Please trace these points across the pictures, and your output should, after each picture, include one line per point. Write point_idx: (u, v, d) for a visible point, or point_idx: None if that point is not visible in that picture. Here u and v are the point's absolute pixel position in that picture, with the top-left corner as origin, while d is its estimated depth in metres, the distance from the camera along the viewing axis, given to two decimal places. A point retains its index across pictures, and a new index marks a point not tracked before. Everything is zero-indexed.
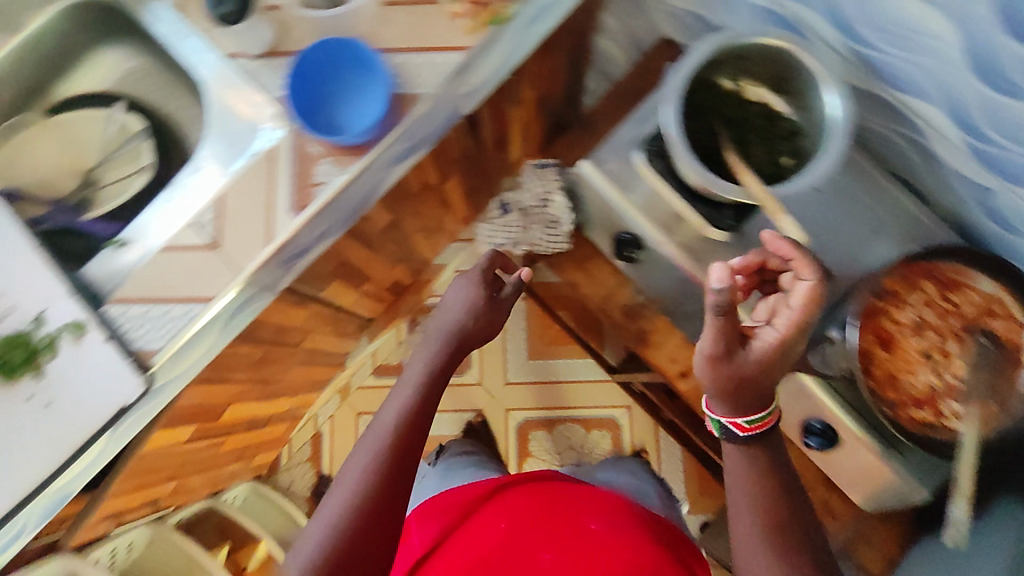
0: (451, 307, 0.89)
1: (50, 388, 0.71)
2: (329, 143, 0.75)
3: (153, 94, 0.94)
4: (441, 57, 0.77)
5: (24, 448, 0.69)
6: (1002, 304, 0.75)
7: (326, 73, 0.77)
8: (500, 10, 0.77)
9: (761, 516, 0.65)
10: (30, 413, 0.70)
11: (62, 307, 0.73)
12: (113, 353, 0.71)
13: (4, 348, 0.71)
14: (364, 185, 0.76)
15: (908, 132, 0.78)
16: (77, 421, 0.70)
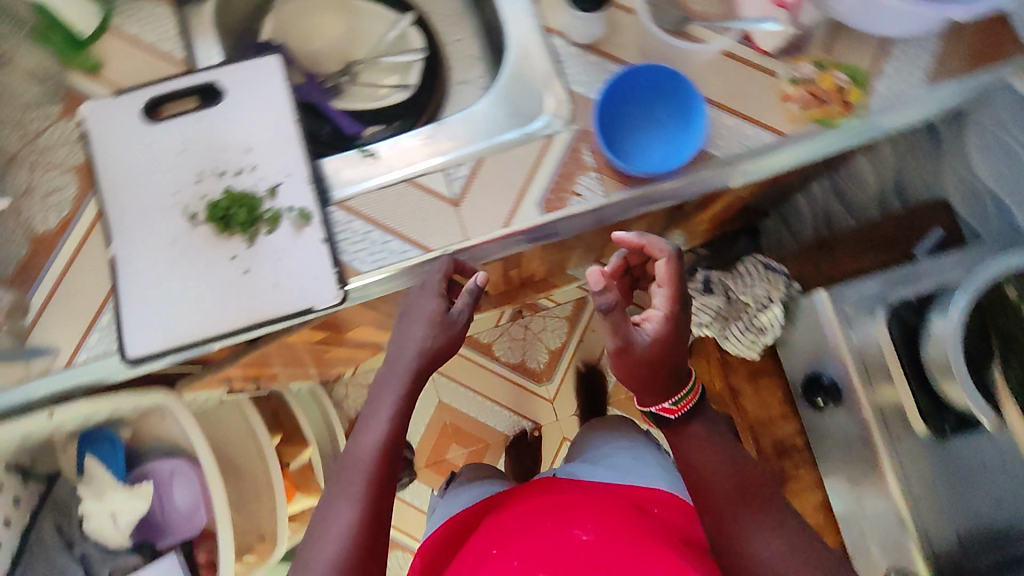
0: (423, 324, 0.69)
1: (255, 258, 0.72)
2: (604, 160, 0.72)
3: (439, 13, 0.92)
4: (751, 130, 0.70)
5: (209, 300, 0.71)
6: None
7: (643, 95, 0.72)
8: (834, 113, 0.70)
9: (708, 468, 0.69)
10: (228, 272, 0.71)
11: (296, 190, 0.73)
12: (323, 255, 0.72)
13: (232, 202, 0.72)
14: (615, 214, 0.73)
15: None
16: (265, 301, 0.71)
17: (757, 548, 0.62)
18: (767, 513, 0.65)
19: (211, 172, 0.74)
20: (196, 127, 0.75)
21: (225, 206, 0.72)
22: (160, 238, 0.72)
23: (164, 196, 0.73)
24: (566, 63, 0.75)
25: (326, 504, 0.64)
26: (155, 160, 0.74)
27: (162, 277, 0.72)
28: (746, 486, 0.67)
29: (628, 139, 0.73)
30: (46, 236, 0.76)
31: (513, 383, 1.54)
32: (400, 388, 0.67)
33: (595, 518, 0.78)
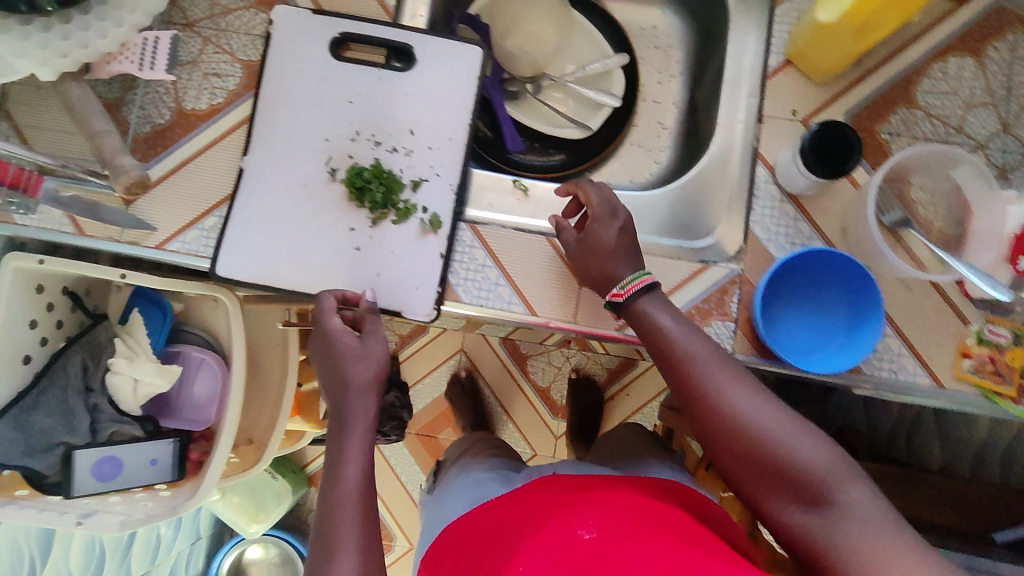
0: (353, 358, 0.64)
1: (372, 240, 0.70)
2: (747, 310, 0.67)
3: (652, 61, 0.85)
4: (908, 364, 0.65)
5: (312, 258, 0.70)
6: None
7: (826, 283, 0.65)
8: (1000, 390, 0.64)
9: (676, 338, 0.61)
10: (341, 240, 0.70)
11: (438, 193, 0.71)
12: (435, 269, 0.70)
13: (376, 176, 0.70)
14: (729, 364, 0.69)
15: None
16: (361, 284, 0.70)
17: (741, 408, 0.57)
18: (728, 362, 0.60)
19: (369, 136, 0.71)
20: (375, 85, 0.72)
21: (368, 178, 0.70)
22: (295, 176, 0.71)
23: (316, 138, 0.71)
24: (759, 199, 0.68)
25: (318, 553, 0.56)
26: (324, 99, 0.72)
27: (280, 214, 0.70)
28: (696, 350, 0.61)
29: (784, 314, 0.67)
30: (191, 114, 0.74)
31: (528, 400, 1.53)
32: (348, 396, 0.63)
33: (596, 509, 0.65)
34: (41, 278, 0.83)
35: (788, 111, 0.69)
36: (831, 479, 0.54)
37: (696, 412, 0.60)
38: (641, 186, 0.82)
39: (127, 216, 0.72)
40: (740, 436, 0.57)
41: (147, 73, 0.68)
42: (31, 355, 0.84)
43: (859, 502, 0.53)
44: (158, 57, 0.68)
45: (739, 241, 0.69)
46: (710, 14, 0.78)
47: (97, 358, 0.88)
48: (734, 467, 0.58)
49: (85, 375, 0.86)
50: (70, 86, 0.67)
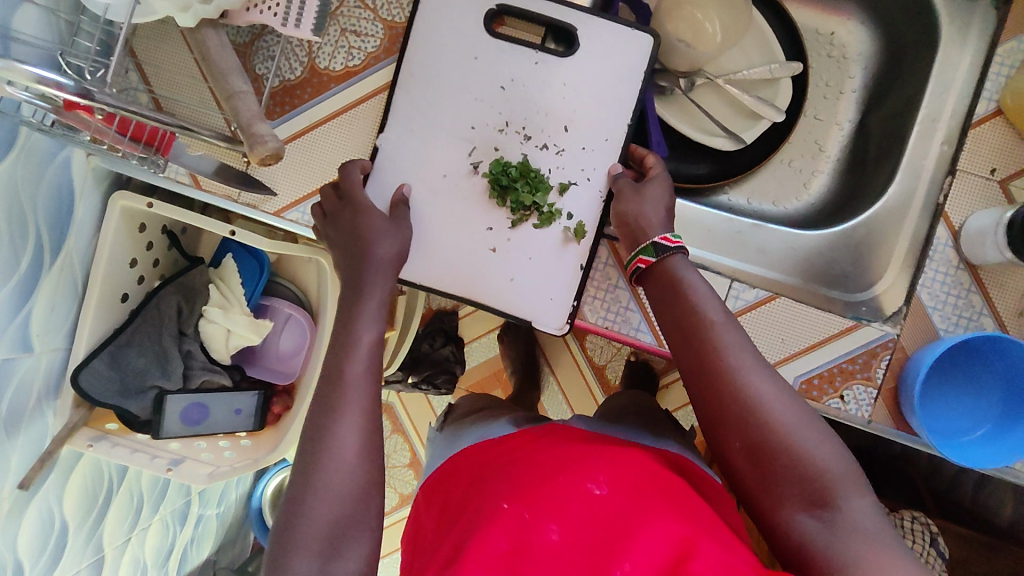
0: (381, 236, 0.62)
1: (509, 240, 0.67)
2: (896, 372, 0.63)
3: (823, 72, 0.77)
4: None
5: (445, 252, 0.67)
6: None
7: (988, 369, 0.61)
8: None
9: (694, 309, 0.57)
10: (478, 240, 0.67)
11: (585, 197, 0.67)
12: (571, 283, 0.68)
13: (522, 175, 0.66)
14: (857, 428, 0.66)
15: None
16: (494, 290, 0.68)
17: (757, 390, 0.52)
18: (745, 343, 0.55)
19: (518, 129, 0.67)
20: (532, 71, 0.67)
21: (516, 176, 0.66)
22: (434, 165, 0.67)
23: (459, 126, 0.67)
24: (934, 262, 0.62)
25: (309, 439, 0.55)
26: (471, 80, 0.67)
27: (418, 202, 0.67)
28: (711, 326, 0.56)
29: (938, 397, 0.63)
30: (324, 74, 0.68)
31: (581, 374, 1.51)
32: (368, 274, 0.61)
33: (606, 460, 0.62)
34: (144, 217, 0.80)
35: (987, 167, 0.62)
36: (839, 484, 0.49)
37: (705, 387, 0.55)
38: (786, 211, 0.76)
39: (246, 179, 0.67)
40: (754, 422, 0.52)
41: (290, 32, 0.62)
42: (129, 294, 0.81)
43: (863, 512, 0.48)
44: (304, 18, 0.62)
45: (900, 302, 0.64)
46: (917, 31, 0.68)
47: (191, 302, 0.85)
48: (738, 452, 0.53)
49: (179, 318, 0.84)
50: (207, 34, 0.61)
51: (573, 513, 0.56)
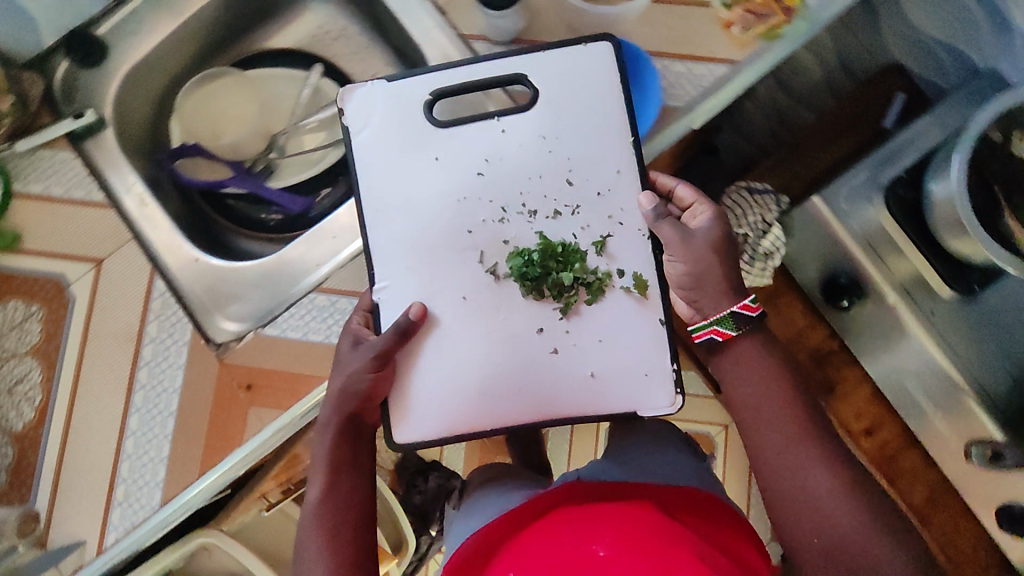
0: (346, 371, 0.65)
1: (565, 329, 0.67)
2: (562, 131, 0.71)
3: (340, 49, 0.90)
4: (702, 67, 0.72)
5: (468, 389, 0.66)
6: None
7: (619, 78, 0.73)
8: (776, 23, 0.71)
9: (751, 398, 0.67)
10: (531, 345, 0.66)
11: (627, 246, 0.68)
12: (661, 353, 0.67)
13: (546, 253, 0.66)
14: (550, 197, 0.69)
15: None
16: (577, 389, 0.66)
17: (815, 486, 0.63)
18: (828, 440, 0.65)
19: (501, 212, 0.67)
20: (500, 139, 0.68)
21: (541, 261, 0.66)
22: (457, 286, 0.66)
23: (459, 235, 0.67)
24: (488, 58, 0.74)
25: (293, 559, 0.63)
26: (433, 175, 0.67)
27: (445, 338, 0.66)
28: (780, 414, 0.66)
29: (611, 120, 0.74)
30: (26, 432, 0.70)
31: None
32: (337, 417, 0.65)
33: (618, 521, 0.59)
34: None
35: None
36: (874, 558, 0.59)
37: (783, 465, 0.64)
38: None
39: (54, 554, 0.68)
40: (785, 463, 0.64)
41: None
42: None
43: None
44: None
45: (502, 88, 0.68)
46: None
47: None
48: (812, 547, 0.61)
49: None
50: None
51: None
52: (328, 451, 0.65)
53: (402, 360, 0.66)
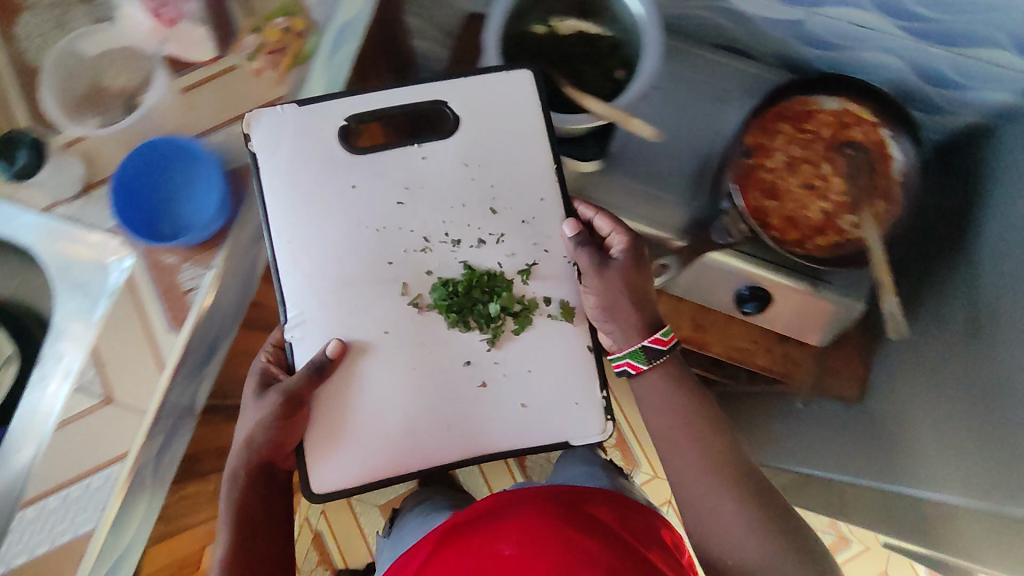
0: (246, 413, 0.63)
1: (501, 364, 0.65)
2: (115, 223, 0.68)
3: None
4: None
5: (378, 442, 0.64)
6: (848, 114, 0.76)
7: None
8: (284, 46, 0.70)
9: (661, 426, 0.65)
10: (462, 374, 0.64)
11: (554, 269, 0.66)
12: (576, 377, 0.66)
13: (467, 282, 0.65)
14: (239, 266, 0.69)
15: (870, 48, 0.76)
16: (509, 420, 0.65)
17: (712, 523, 0.60)
18: (719, 476, 0.61)
19: (428, 242, 0.65)
20: (420, 166, 0.66)
21: (464, 290, 0.65)
22: (374, 324, 0.64)
23: (377, 266, 0.64)
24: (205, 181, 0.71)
25: None
26: (361, 205, 0.65)
27: (367, 368, 0.63)
28: (693, 478, 0.62)
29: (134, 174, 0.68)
30: None
31: None
32: (239, 462, 0.62)
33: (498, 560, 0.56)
34: None
35: None
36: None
37: (692, 496, 0.62)
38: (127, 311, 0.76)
39: None
40: (697, 501, 0.61)
41: None
42: None
43: None
44: None
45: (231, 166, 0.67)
46: None
47: None
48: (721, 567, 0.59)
49: None
50: None
51: None
52: (233, 494, 0.63)
53: (317, 401, 0.63)
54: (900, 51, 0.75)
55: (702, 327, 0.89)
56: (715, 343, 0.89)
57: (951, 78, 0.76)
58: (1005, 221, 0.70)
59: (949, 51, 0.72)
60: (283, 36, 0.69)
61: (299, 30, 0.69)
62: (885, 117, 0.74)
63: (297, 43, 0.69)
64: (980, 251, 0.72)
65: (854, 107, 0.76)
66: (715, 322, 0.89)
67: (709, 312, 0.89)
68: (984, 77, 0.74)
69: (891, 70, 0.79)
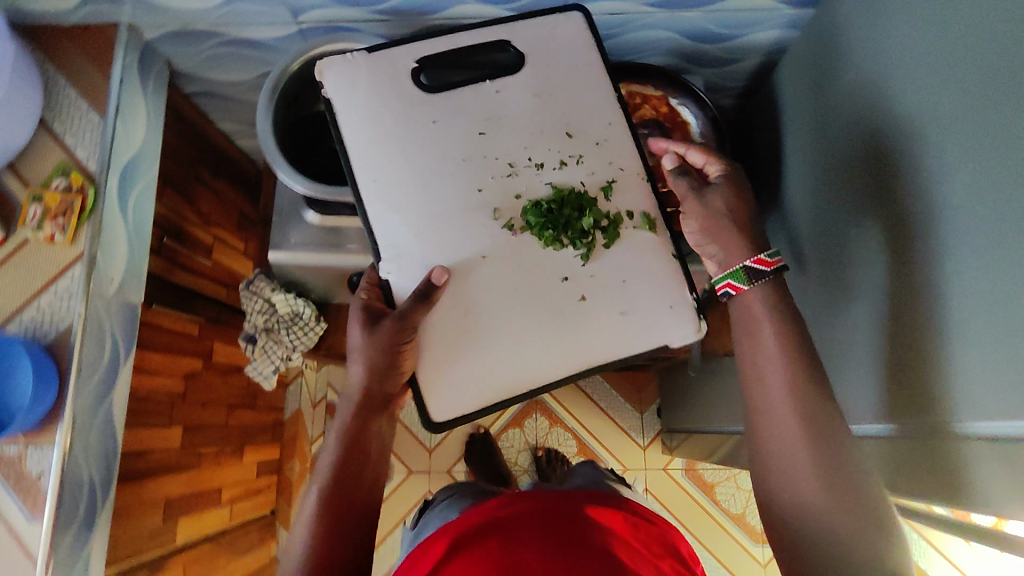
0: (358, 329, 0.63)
1: (592, 279, 0.64)
2: None
3: None
4: None
5: (505, 336, 0.64)
6: (633, 96, 0.78)
7: None
8: (81, 206, 0.69)
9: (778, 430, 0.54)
10: (561, 294, 0.64)
11: (631, 188, 0.67)
12: (677, 283, 0.65)
13: (556, 200, 0.65)
14: (89, 433, 0.68)
15: (635, 30, 0.78)
16: (607, 328, 0.64)
17: (794, 471, 0.53)
18: (843, 448, 0.52)
19: (528, 163, 0.67)
20: (495, 99, 0.68)
21: (555, 207, 0.65)
22: (470, 249, 0.64)
23: (468, 194, 0.65)
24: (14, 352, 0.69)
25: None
26: (447, 142, 0.67)
27: (466, 286, 0.64)
28: (809, 438, 0.53)
29: None
30: None
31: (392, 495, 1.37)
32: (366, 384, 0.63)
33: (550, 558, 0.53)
34: None
35: None
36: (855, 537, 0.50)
37: (784, 456, 0.54)
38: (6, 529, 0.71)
39: None
40: (775, 462, 0.54)
41: None
42: None
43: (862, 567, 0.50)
44: None
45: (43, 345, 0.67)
46: None
47: None
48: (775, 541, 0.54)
49: None
50: None
51: None
52: (345, 432, 0.65)
53: (426, 335, 0.64)
54: (658, 25, 0.78)
55: None
56: None
57: (716, 31, 0.79)
58: (858, 64, 0.62)
59: (706, 12, 0.76)
60: (62, 197, 0.69)
61: (77, 187, 0.70)
62: (665, 89, 0.78)
63: (77, 199, 0.69)
64: (844, 106, 0.65)
65: (636, 87, 0.78)
66: None
67: None
68: (746, 23, 0.77)
69: (662, 46, 0.82)
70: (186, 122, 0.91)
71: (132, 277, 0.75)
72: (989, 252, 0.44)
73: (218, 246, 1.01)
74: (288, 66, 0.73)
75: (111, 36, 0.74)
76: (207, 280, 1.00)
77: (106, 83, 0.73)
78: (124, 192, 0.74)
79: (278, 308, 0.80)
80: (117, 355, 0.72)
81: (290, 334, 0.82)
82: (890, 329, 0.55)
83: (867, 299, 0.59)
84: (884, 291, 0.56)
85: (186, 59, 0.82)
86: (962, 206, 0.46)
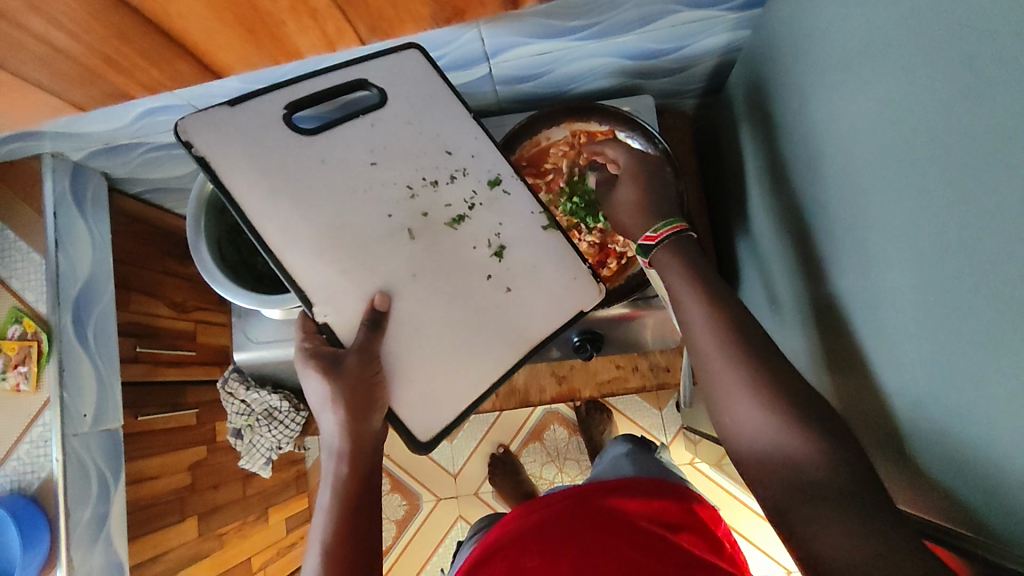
0: (312, 378, 0.56)
1: (515, 269, 0.59)
2: None
3: None
4: None
5: (449, 343, 0.57)
6: (578, 135, 0.74)
7: None
8: (38, 352, 0.71)
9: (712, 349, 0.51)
10: (484, 293, 0.58)
11: (517, 188, 0.61)
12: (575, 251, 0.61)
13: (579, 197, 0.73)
14: (91, 562, 0.70)
15: (568, 63, 0.72)
16: (534, 302, 0.59)
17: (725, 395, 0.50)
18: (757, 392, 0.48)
19: (424, 182, 0.60)
20: (381, 129, 0.61)
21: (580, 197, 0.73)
22: (393, 273, 0.57)
23: (376, 222, 0.58)
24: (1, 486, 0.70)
25: None
26: (342, 179, 0.58)
27: (401, 310, 0.57)
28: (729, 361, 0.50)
29: None
30: None
31: (421, 524, 1.38)
32: (347, 425, 0.54)
33: (591, 513, 0.56)
34: None
35: None
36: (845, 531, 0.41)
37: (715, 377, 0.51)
38: None
39: None
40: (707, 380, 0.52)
41: None
42: None
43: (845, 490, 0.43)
44: None
45: (31, 487, 0.70)
46: None
47: None
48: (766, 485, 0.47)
49: None
50: None
51: (560, 533, 0.53)
52: (340, 495, 0.54)
53: (388, 360, 0.57)
54: (592, 54, 0.71)
55: (561, 383, 0.86)
56: (582, 391, 0.85)
57: (656, 46, 0.72)
58: (811, 70, 0.54)
59: (641, 34, 0.68)
60: (18, 344, 0.70)
61: (31, 331, 0.71)
62: (610, 123, 0.73)
63: (33, 344, 0.71)
64: (803, 116, 0.57)
65: (579, 125, 0.74)
66: (567, 372, 0.85)
67: (553, 365, 0.85)
68: (690, 34, 0.69)
69: (604, 70, 0.76)
70: (141, 221, 0.90)
71: (108, 402, 0.76)
72: (963, 331, 0.38)
73: (202, 330, 0.97)
74: (201, 191, 0.69)
75: (37, 169, 0.74)
76: (200, 365, 0.97)
77: (40, 220, 0.73)
78: (82, 327, 0.74)
79: (255, 405, 0.82)
80: (107, 478, 0.73)
81: (271, 429, 0.83)
82: (879, 389, 0.50)
83: (851, 357, 0.54)
84: (869, 343, 0.50)
85: (120, 168, 0.80)
86: (935, 265, 0.40)
